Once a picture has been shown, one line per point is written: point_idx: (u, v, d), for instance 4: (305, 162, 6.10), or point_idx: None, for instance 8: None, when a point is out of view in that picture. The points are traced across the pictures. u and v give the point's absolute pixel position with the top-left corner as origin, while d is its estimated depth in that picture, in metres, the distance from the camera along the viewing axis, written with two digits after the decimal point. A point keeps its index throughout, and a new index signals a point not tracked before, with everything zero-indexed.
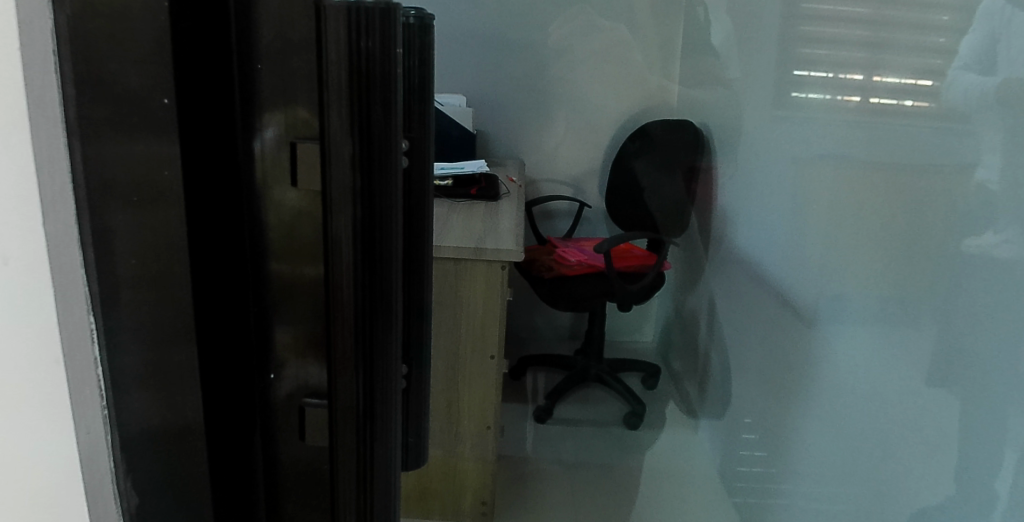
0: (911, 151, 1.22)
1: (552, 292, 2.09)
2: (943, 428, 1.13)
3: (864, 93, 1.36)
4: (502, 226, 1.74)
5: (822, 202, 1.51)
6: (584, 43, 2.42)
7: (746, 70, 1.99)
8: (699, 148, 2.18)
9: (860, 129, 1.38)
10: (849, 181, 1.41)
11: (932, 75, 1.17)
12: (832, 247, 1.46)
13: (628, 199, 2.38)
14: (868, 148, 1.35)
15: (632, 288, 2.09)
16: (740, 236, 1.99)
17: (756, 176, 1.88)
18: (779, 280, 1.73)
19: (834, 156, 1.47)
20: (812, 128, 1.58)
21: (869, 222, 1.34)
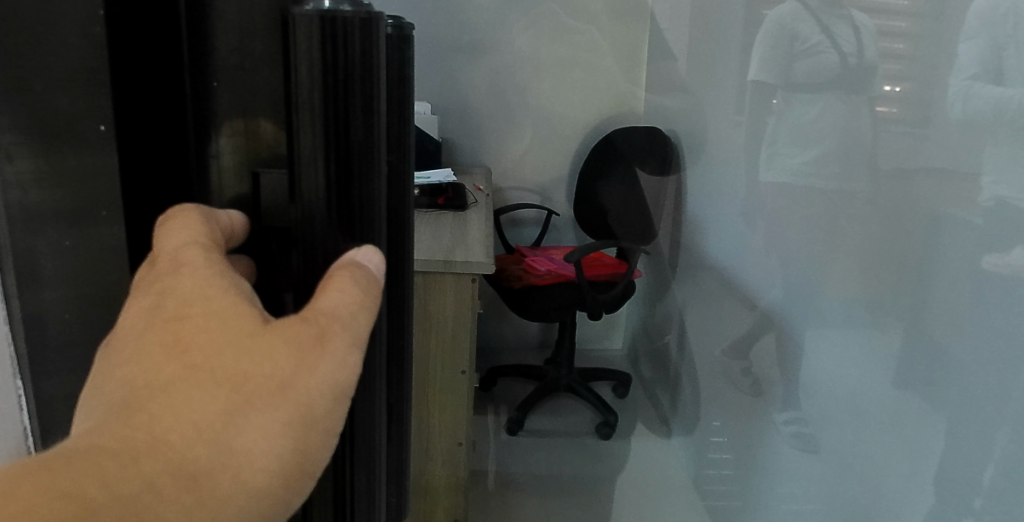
0: (874, 157, 1.21)
1: (522, 303, 2.06)
2: (917, 435, 1.12)
3: (829, 99, 1.36)
4: (470, 237, 1.69)
5: (790, 210, 1.51)
6: (549, 49, 2.40)
7: (711, 75, 1.98)
8: (666, 165, 2.20)
9: (824, 140, 1.36)
10: (814, 189, 1.40)
11: (895, 79, 1.16)
12: (802, 254, 1.46)
13: (590, 207, 2.36)
14: (832, 157, 1.34)
15: (603, 297, 2.06)
16: (710, 243, 1.98)
17: (723, 183, 1.88)
18: (749, 286, 1.73)
19: (799, 164, 1.46)
20: (777, 135, 1.58)
21: (835, 229, 1.33)
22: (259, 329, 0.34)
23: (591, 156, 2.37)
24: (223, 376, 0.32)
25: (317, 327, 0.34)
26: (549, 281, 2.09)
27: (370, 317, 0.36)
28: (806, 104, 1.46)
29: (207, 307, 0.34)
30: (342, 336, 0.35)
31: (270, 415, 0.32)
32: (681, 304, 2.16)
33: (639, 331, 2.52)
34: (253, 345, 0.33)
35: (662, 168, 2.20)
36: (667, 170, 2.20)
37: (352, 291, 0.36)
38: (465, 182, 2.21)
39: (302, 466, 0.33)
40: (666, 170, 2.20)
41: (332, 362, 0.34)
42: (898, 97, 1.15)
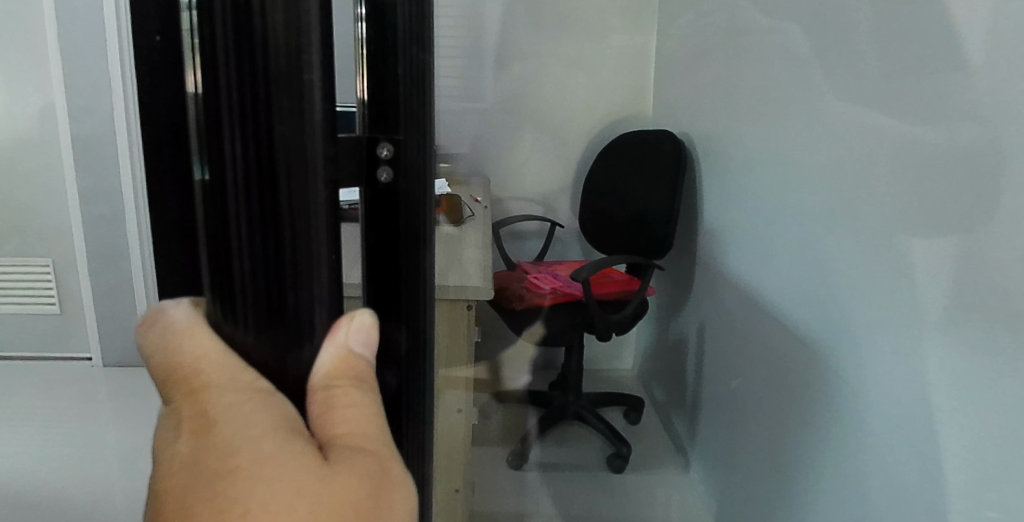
0: (934, 160, 1.03)
1: (526, 325, 1.89)
2: (999, 492, 0.93)
3: (871, 93, 1.18)
4: (467, 256, 1.49)
5: (822, 222, 1.32)
6: (549, 49, 2.22)
7: (727, 71, 1.79)
8: (677, 183, 1.95)
9: (870, 142, 1.17)
10: (857, 201, 1.21)
11: (960, 64, 0.98)
12: (840, 273, 1.27)
13: (613, 219, 2.15)
14: (878, 162, 1.15)
15: (614, 318, 1.91)
16: (730, 257, 1.78)
17: (745, 193, 1.69)
18: (775, 305, 1.54)
19: (834, 170, 1.28)
20: (803, 139, 1.40)
21: (882, 245, 1.14)
22: (274, 397, 0.49)
23: (598, 161, 2.23)
24: (261, 453, 0.44)
25: (330, 390, 0.50)
26: (556, 301, 1.91)
27: (363, 363, 0.53)
28: (836, 102, 1.28)
29: (233, 395, 0.47)
30: (349, 387, 0.51)
31: (302, 453, 0.45)
32: (699, 324, 1.97)
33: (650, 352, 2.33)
34: (271, 401, 0.48)
35: (671, 185, 1.95)
36: (677, 189, 1.95)
37: (348, 346, 0.52)
38: (462, 193, 2.02)
39: (361, 466, 0.47)
40: (676, 190, 1.94)
41: (346, 408, 0.50)
42: (965, 86, 0.97)
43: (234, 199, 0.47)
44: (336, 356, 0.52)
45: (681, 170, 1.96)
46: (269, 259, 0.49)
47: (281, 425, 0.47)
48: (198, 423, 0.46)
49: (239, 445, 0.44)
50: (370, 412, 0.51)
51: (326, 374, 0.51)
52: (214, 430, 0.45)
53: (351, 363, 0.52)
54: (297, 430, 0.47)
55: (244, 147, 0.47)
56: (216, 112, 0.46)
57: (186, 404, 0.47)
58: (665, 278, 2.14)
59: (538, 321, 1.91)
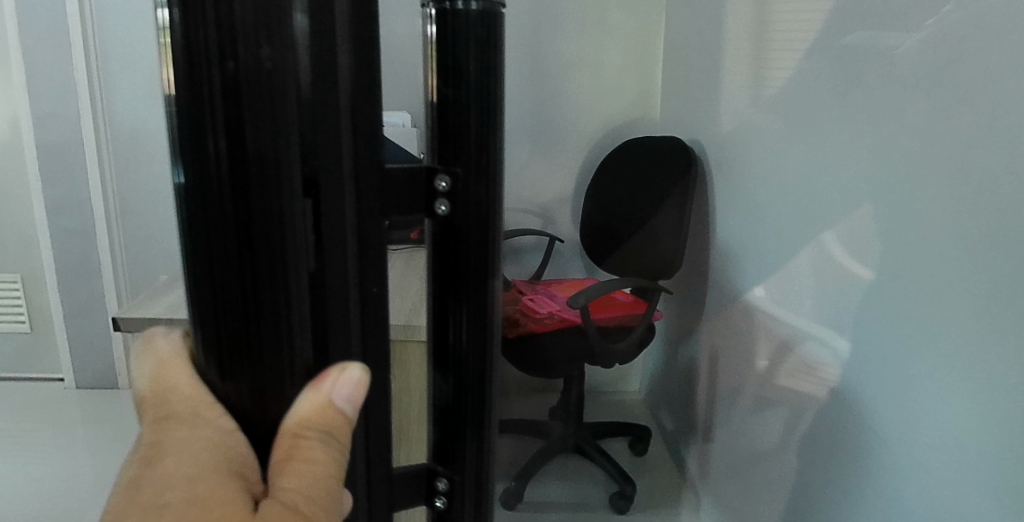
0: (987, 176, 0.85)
1: (517, 357, 1.69)
2: None
3: (906, 97, 1.00)
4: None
5: (851, 250, 1.14)
6: (544, 47, 2.04)
7: (736, 69, 1.62)
8: (684, 191, 1.70)
9: (905, 154, 1.00)
10: (890, 225, 1.03)
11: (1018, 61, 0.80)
12: (870, 308, 1.09)
13: (620, 233, 1.92)
14: (916, 181, 0.97)
15: (616, 348, 1.71)
16: (741, 279, 1.59)
17: (758, 209, 1.50)
18: (792, 339, 1.35)
19: (863, 189, 1.10)
20: (826, 153, 1.22)
21: (925, 280, 0.96)
22: (232, 435, 0.35)
23: (602, 168, 2.01)
24: (163, 498, 0.32)
25: (294, 439, 0.34)
26: (552, 327, 1.75)
27: (350, 411, 0.36)
28: (867, 112, 1.09)
29: (188, 414, 0.35)
30: (316, 435, 0.34)
31: (220, 517, 0.31)
32: (710, 350, 1.78)
33: (658, 375, 2.15)
34: (227, 432, 0.35)
35: (680, 195, 1.71)
36: (686, 198, 1.71)
37: (335, 385, 0.35)
38: None
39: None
40: (687, 199, 1.70)
41: (302, 465, 0.34)
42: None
43: (210, 217, 0.34)
44: (313, 403, 0.35)
45: (689, 177, 1.71)
46: (253, 306, 0.35)
47: (220, 464, 0.33)
48: (148, 451, 0.34)
49: (173, 484, 0.32)
50: (333, 476, 0.34)
51: (297, 420, 0.35)
52: (153, 453, 0.34)
53: (332, 418, 0.35)
54: (236, 481, 0.33)
55: (222, 158, 0.33)
56: (194, 104, 0.32)
57: (147, 428, 0.35)
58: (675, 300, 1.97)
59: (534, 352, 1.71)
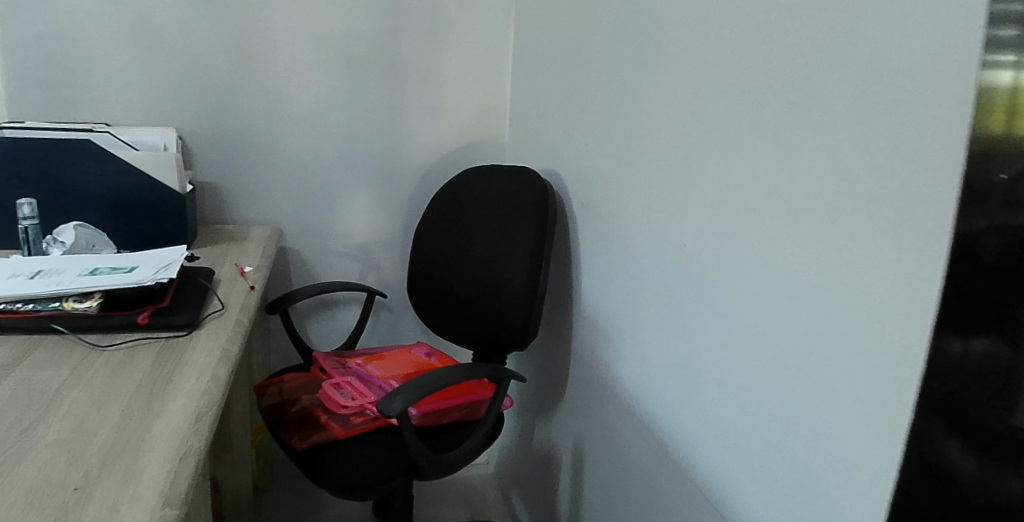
0: (909, 228, 0.65)
1: (313, 471, 1.21)
2: None
3: (800, 133, 0.80)
4: (169, 409, 0.88)
5: (762, 334, 0.87)
6: (358, 60, 1.70)
7: (594, 90, 1.35)
8: (541, 247, 1.38)
9: (805, 203, 0.79)
10: (801, 296, 0.80)
11: (931, 78, 0.62)
12: (798, 414, 0.81)
13: (455, 297, 1.53)
14: (819, 236, 0.76)
15: (448, 457, 1.21)
16: (614, 350, 1.29)
17: (629, 261, 1.24)
18: (682, 427, 1.08)
19: (759, 250, 0.87)
20: (709, 187, 0.99)
21: (849, 369, 0.73)
22: None
23: (451, 191, 1.59)
24: None
25: None
26: (360, 430, 1.27)
27: None
28: (762, 138, 0.87)
29: None
30: None
31: None
32: (574, 443, 1.43)
33: (512, 461, 1.78)
34: None
35: (532, 254, 1.38)
36: (542, 256, 1.38)
37: None
38: (223, 264, 1.39)
39: None
40: (544, 257, 1.39)
41: None
42: (944, 112, 0.61)
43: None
44: None
45: (547, 228, 1.39)
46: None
47: None
48: None
49: None
50: None
51: None
52: None
53: None
54: None
55: None
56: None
57: None
58: (530, 370, 1.68)
59: (341, 461, 1.22)
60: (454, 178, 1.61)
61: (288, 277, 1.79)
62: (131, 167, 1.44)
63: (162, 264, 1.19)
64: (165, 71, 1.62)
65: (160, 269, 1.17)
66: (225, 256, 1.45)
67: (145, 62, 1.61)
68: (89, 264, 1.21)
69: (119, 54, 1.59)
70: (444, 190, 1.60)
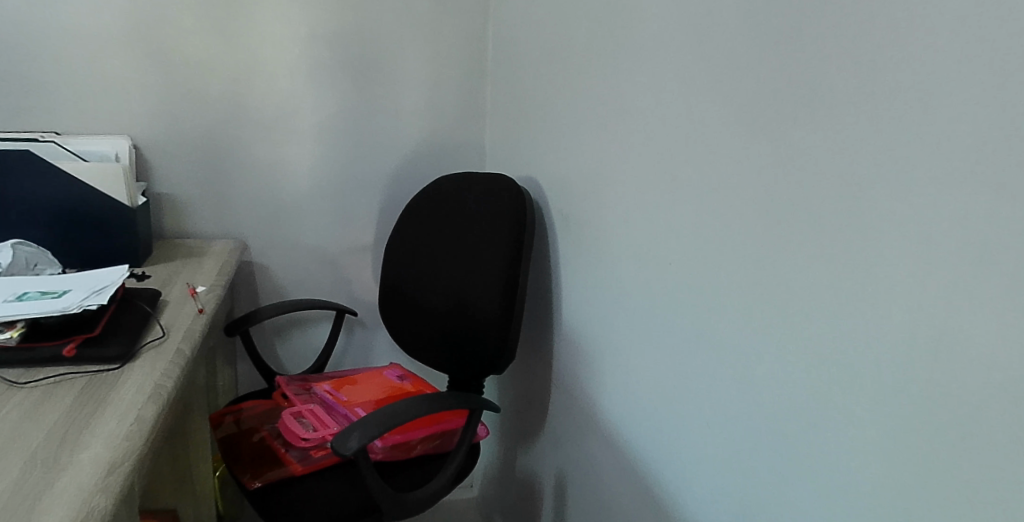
0: (942, 248, 0.57)
1: (266, 512, 1.10)
2: None
3: (809, 139, 0.71)
4: (77, 460, 0.78)
5: (767, 358, 0.79)
6: (330, 63, 1.59)
7: (577, 88, 1.24)
8: (517, 262, 1.27)
9: (826, 224, 0.69)
10: (812, 319, 0.72)
11: (975, 75, 0.54)
12: (810, 450, 0.73)
13: (427, 315, 1.43)
14: (833, 256, 0.68)
15: (416, 496, 1.10)
16: (599, 373, 1.18)
17: (614, 278, 1.13)
18: (680, 462, 0.97)
19: (766, 271, 0.78)
20: (706, 201, 0.89)
21: (870, 401, 0.65)
22: None
23: (423, 201, 1.48)
24: None
25: None
26: (318, 466, 1.17)
27: None
28: (769, 151, 0.77)
29: None
30: None
31: None
32: (556, 469, 1.34)
33: (493, 485, 1.69)
34: None
35: (507, 270, 1.27)
36: (519, 272, 1.28)
37: None
38: (172, 285, 1.28)
39: None
40: (521, 273, 1.28)
41: None
42: (992, 116, 0.53)
43: None
44: None
45: (523, 242, 1.28)
46: None
47: None
48: None
49: None
50: None
51: None
52: None
53: None
54: None
55: None
56: None
57: None
58: (511, 390, 1.57)
59: (298, 500, 1.11)
60: (428, 187, 1.50)
61: (254, 293, 1.69)
62: (77, 180, 1.33)
63: (95, 288, 1.08)
64: (117, 75, 1.50)
65: (92, 294, 1.05)
66: (177, 275, 1.34)
67: (95, 67, 1.49)
68: (18, 288, 1.09)
69: (67, 55, 1.47)
70: (417, 199, 1.50)
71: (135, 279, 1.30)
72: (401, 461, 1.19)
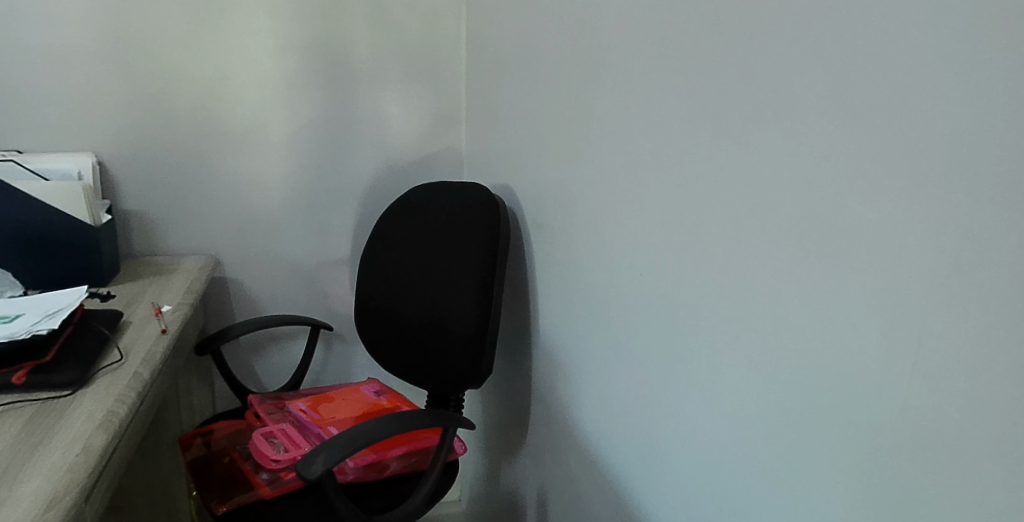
0: (911, 252, 0.54)
1: None
2: None
3: (778, 137, 0.68)
4: (17, 494, 0.74)
5: (739, 370, 0.76)
6: (302, 74, 1.56)
7: (550, 92, 1.21)
8: (492, 273, 1.23)
9: (794, 230, 0.66)
10: (783, 331, 0.68)
11: (938, 71, 0.51)
12: (785, 465, 0.70)
13: (403, 329, 1.39)
14: (803, 264, 0.65)
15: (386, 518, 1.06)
16: (577, 386, 1.15)
17: (589, 287, 1.09)
18: (658, 478, 0.93)
19: (738, 281, 0.75)
20: (676, 208, 0.85)
21: (843, 414, 0.62)
22: None
23: (397, 212, 1.45)
24: None
25: None
26: (287, 489, 1.13)
27: None
28: (737, 156, 0.74)
29: None
30: None
31: None
32: (538, 484, 1.30)
33: (477, 501, 1.65)
34: None
35: (481, 281, 1.24)
36: (494, 283, 1.24)
37: None
38: (138, 306, 1.25)
39: None
40: (496, 283, 1.24)
41: None
42: (960, 108, 0.50)
43: None
44: None
45: (498, 253, 1.24)
46: None
47: None
48: None
49: None
50: None
51: None
52: None
53: None
54: None
55: None
56: None
57: None
58: (493, 404, 1.53)
59: None
60: (402, 196, 1.47)
61: (230, 311, 1.65)
62: (39, 200, 1.29)
63: (49, 312, 1.04)
64: (82, 91, 1.47)
65: (44, 318, 1.02)
66: (143, 295, 1.30)
67: (59, 83, 1.46)
68: None
69: (30, 72, 1.44)
70: (392, 210, 1.46)
71: (99, 300, 1.26)
72: (373, 482, 1.15)
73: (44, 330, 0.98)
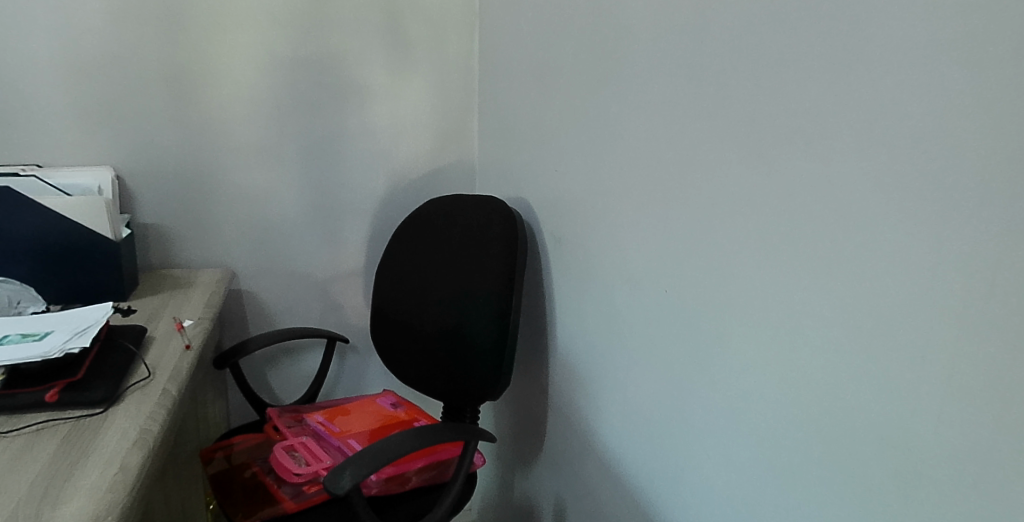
0: (935, 282, 0.56)
1: None
2: None
3: (799, 167, 0.70)
4: (61, 513, 0.75)
5: (760, 389, 0.78)
6: (315, 87, 1.58)
7: (564, 110, 1.23)
8: (509, 287, 1.25)
9: (815, 257, 0.68)
10: (806, 354, 0.70)
11: (961, 111, 0.54)
12: (808, 482, 0.72)
13: (420, 341, 1.41)
14: (825, 291, 0.67)
15: None
16: (594, 398, 1.17)
17: (606, 303, 1.11)
18: (677, 491, 0.95)
19: (758, 303, 0.77)
20: (695, 229, 0.87)
21: (869, 434, 0.64)
22: None
23: (412, 225, 1.46)
24: None
25: None
26: (310, 502, 1.15)
27: None
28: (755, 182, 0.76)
29: None
30: None
31: None
32: (555, 494, 1.32)
33: (491, 509, 1.67)
34: None
35: (500, 296, 1.25)
36: (512, 297, 1.26)
37: None
38: (159, 321, 1.26)
39: None
40: (514, 298, 1.26)
41: None
42: (984, 148, 0.52)
43: None
44: None
45: (515, 268, 1.26)
46: None
47: None
48: None
49: None
50: None
51: None
52: None
53: None
54: None
55: None
56: None
57: None
58: (507, 414, 1.55)
59: None
60: (417, 210, 1.48)
61: (244, 322, 1.67)
62: (60, 216, 1.30)
63: (78, 328, 1.05)
64: (99, 105, 1.48)
65: (75, 335, 1.03)
66: (163, 309, 1.31)
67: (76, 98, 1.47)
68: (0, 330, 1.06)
69: (47, 87, 1.45)
70: (407, 223, 1.48)
71: (121, 314, 1.28)
72: (395, 495, 1.16)
73: (75, 348, 0.99)
